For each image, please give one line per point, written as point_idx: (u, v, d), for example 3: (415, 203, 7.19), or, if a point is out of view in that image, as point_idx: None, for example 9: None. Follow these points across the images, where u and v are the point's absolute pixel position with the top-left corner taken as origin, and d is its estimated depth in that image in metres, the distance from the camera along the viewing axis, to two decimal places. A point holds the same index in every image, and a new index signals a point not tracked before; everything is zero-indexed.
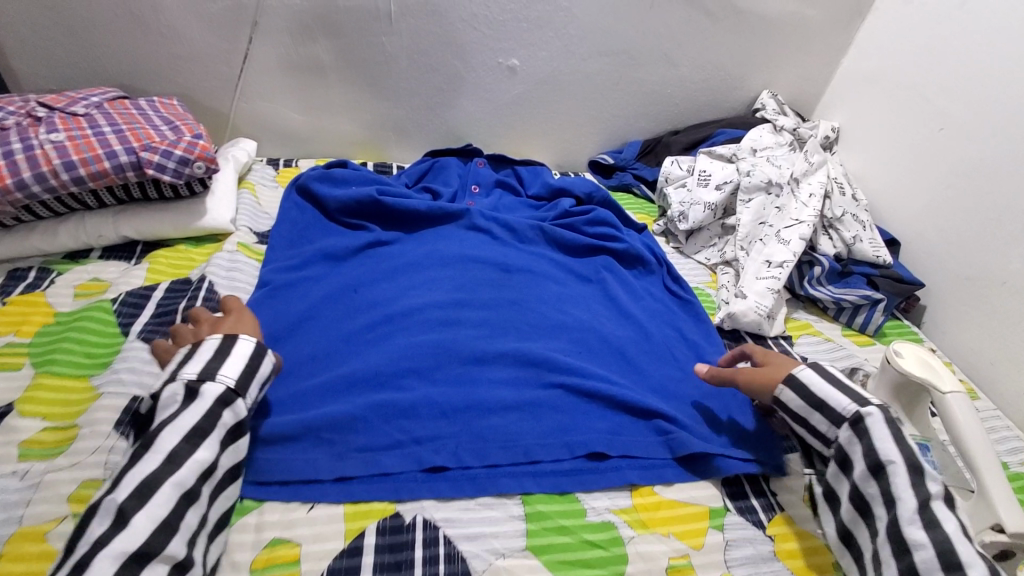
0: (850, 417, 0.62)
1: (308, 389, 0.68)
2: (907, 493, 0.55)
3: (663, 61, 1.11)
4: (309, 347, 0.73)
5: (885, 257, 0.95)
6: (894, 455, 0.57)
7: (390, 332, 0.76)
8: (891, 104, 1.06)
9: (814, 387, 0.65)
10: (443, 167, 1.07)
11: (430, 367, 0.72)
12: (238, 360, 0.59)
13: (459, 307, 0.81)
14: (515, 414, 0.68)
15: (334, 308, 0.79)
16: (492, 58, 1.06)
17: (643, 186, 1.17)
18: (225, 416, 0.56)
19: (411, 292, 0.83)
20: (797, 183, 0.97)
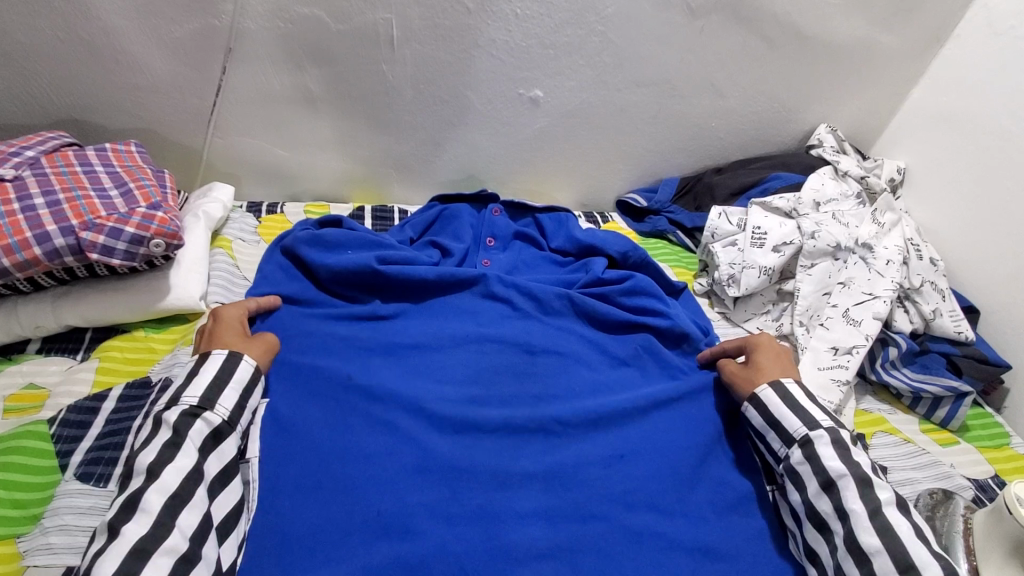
0: (800, 438, 0.62)
1: (297, 541, 0.56)
2: (858, 505, 0.56)
3: (709, 92, 0.96)
4: (296, 472, 0.60)
5: (969, 334, 0.81)
6: (839, 468, 0.59)
7: (395, 446, 0.63)
8: (974, 148, 0.91)
9: (772, 407, 0.66)
10: (454, 216, 0.92)
11: (444, 501, 0.60)
12: (204, 376, 0.60)
13: (476, 407, 0.68)
14: (550, 565, 0.57)
15: (326, 413, 0.66)
16: (512, 89, 0.91)
17: (680, 234, 1.03)
18: (198, 425, 0.56)
19: (421, 390, 0.69)
20: (868, 248, 0.83)
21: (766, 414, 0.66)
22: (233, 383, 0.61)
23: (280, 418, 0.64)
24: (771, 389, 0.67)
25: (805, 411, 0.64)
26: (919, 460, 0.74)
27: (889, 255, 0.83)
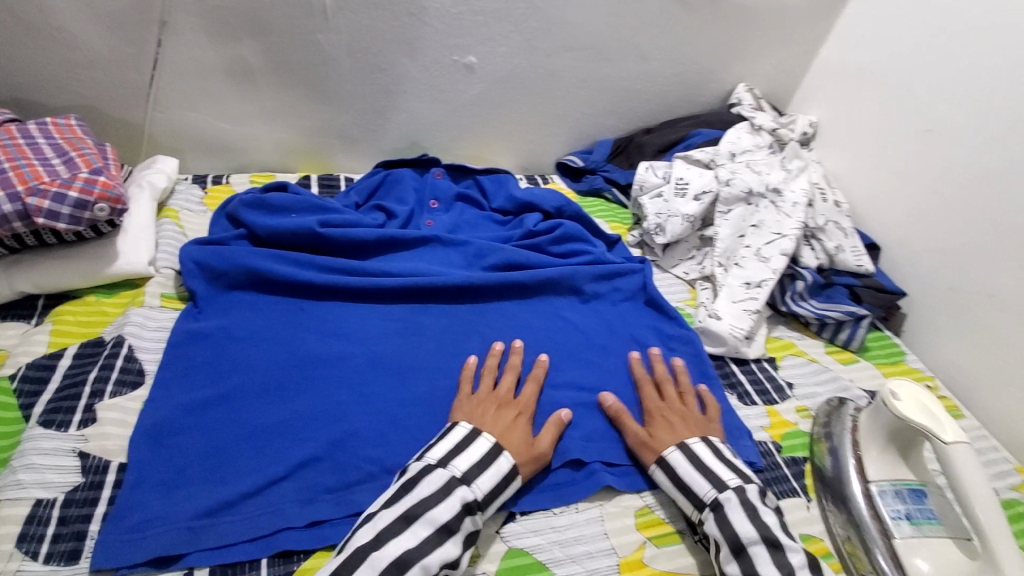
0: (711, 502, 0.59)
1: (260, 429, 0.62)
2: (772, 572, 0.54)
3: (633, 55, 1.02)
4: (258, 377, 0.66)
5: (868, 266, 0.90)
6: (751, 533, 0.56)
7: (344, 352, 0.70)
8: (872, 100, 1.00)
9: (681, 470, 0.62)
10: (398, 181, 0.96)
11: (394, 388, 0.68)
12: (492, 473, 0.58)
13: (417, 314, 0.78)
14: None
15: (280, 326, 0.72)
16: (447, 56, 0.95)
17: (615, 191, 1.09)
18: (468, 521, 0.55)
19: (364, 308, 0.77)
20: (778, 193, 0.91)
21: (676, 479, 0.62)
22: (495, 471, 0.59)
23: (236, 339, 0.69)
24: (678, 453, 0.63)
25: (712, 469, 0.61)
26: (821, 376, 0.83)
27: (795, 198, 0.91)
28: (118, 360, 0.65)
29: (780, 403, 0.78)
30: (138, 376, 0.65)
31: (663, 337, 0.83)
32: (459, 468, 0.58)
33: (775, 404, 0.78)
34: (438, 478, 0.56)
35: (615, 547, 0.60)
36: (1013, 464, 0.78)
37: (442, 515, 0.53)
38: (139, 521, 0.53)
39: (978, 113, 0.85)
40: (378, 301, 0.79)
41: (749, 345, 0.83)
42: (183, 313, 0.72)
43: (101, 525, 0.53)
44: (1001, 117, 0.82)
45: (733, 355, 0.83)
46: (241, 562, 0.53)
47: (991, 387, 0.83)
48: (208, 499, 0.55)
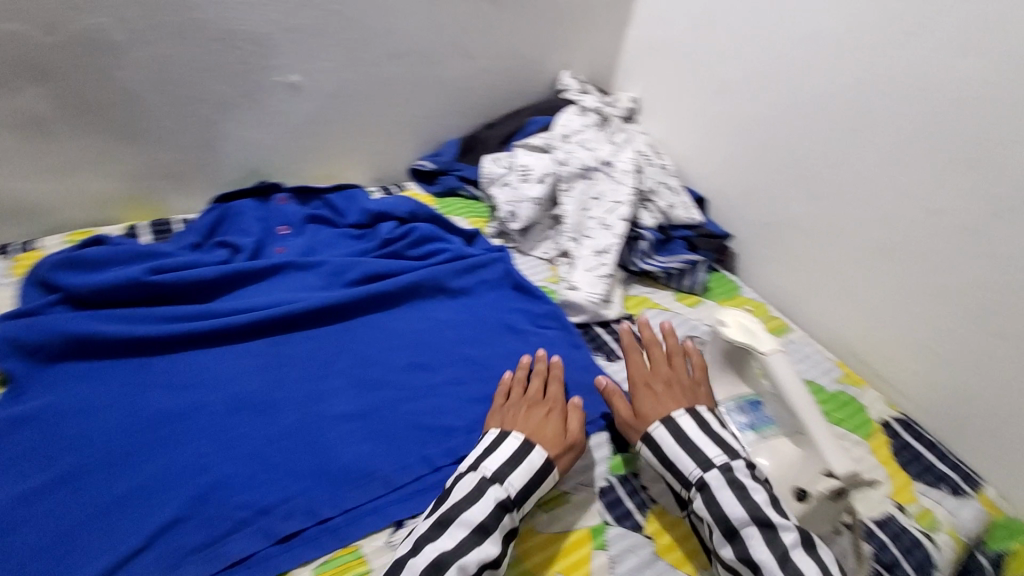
0: (696, 481, 0.61)
1: (108, 504, 0.57)
2: (766, 551, 0.55)
3: (459, 55, 1.06)
4: (102, 449, 0.60)
5: (697, 217, 1.01)
6: (743, 514, 0.57)
7: (199, 403, 0.66)
8: (674, 71, 1.13)
9: (665, 446, 0.63)
10: (239, 213, 0.92)
11: (261, 426, 0.66)
12: (525, 470, 0.59)
13: (279, 345, 0.76)
14: (369, 443, 0.66)
15: (121, 390, 0.66)
16: (268, 78, 0.92)
17: (469, 187, 1.12)
18: (505, 520, 0.56)
19: (220, 352, 0.73)
20: (609, 166, 1.00)
21: (660, 456, 0.64)
22: (525, 466, 0.60)
23: (68, 414, 0.63)
24: (662, 429, 0.64)
25: (698, 445, 0.62)
26: (674, 321, 0.92)
27: (625, 167, 1.00)
28: None
29: None
30: None
31: (531, 317, 0.87)
32: (490, 468, 0.59)
33: None
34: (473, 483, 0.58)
35: None
36: (833, 360, 0.92)
37: (480, 515, 0.55)
38: None
39: (755, 69, 0.98)
40: (233, 342, 0.75)
41: (610, 306, 0.90)
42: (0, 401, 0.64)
43: None
44: (772, 70, 0.96)
45: (596, 319, 0.89)
46: None
47: (808, 300, 0.97)
48: None
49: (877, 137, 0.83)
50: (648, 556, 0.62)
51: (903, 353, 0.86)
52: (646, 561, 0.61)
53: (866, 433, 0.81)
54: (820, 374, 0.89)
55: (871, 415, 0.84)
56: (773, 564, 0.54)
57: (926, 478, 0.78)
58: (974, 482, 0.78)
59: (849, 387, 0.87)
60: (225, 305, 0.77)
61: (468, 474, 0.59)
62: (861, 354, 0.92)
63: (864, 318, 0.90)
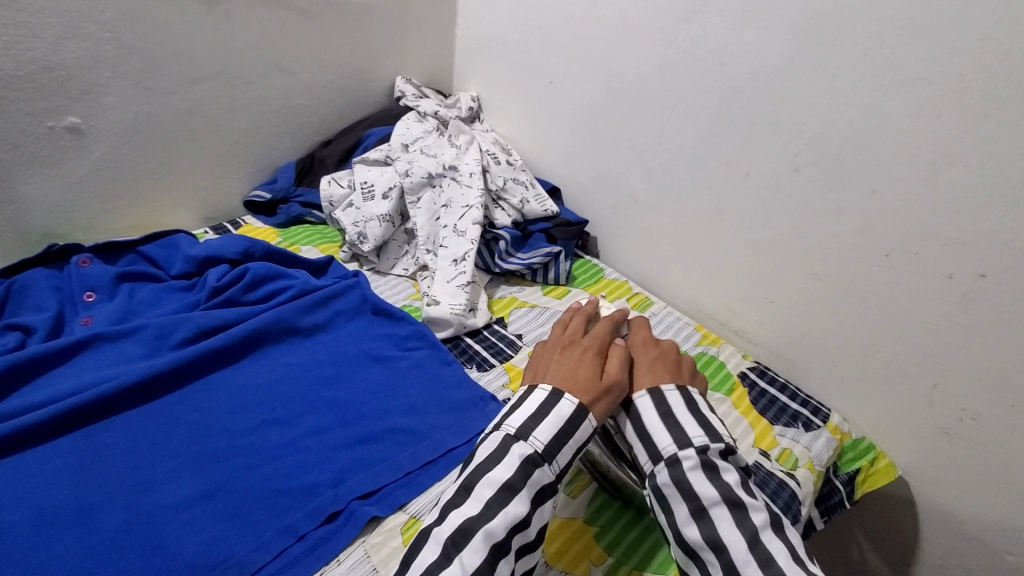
0: (669, 456, 0.56)
1: None
2: (735, 532, 0.52)
3: (274, 73, 0.97)
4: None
5: (551, 208, 1.01)
6: (713, 493, 0.53)
7: None
8: (506, 66, 1.12)
9: (646, 417, 0.59)
10: (26, 288, 0.77)
11: (76, 541, 0.55)
12: (552, 424, 0.56)
13: (94, 436, 0.64)
14: (218, 526, 0.58)
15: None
16: (35, 124, 0.78)
17: (315, 212, 1.04)
18: (537, 474, 0.54)
19: (12, 463, 0.61)
20: (455, 169, 0.97)
21: (639, 425, 0.59)
22: (555, 418, 0.57)
23: None
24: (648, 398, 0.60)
25: (677, 421, 0.58)
26: (543, 316, 0.92)
27: (470, 169, 0.97)
28: None
29: (514, 357, 0.84)
30: None
31: (396, 341, 0.82)
32: (513, 425, 0.57)
33: (510, 360, 0.84)
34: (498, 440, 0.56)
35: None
36: (692, 324, 0.97)
37: (501, 475, 0.53)
38: None
39: (577, 58, 1.00)
40: (29, 446, 0.62)
41: (476, 314, 0.88)
42: None
43: None
44: (591, 57, 0.98)
45: (463, 330, 0.86)
46: None
47: (664, 272, 1.02)
48: None
49: (691, 111, 0.88)
50: (541, 568, 0.60)
51: (748, 307, 0.92)
52: (539, 574, 0.60)
53: (727, 389, 0.86)
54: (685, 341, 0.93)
55: (730, 370, 0.89)
56: (739, 545, 0.51)
57: (784, 419, 0.84)
58: (822, 413, 0.86)
59: (708, 347, 0.92)
60: (14, 404, 0.64)
61: (498, 429, 0.58)
62: (716, 314, 0.97)
63: (711, 280, 0.95)
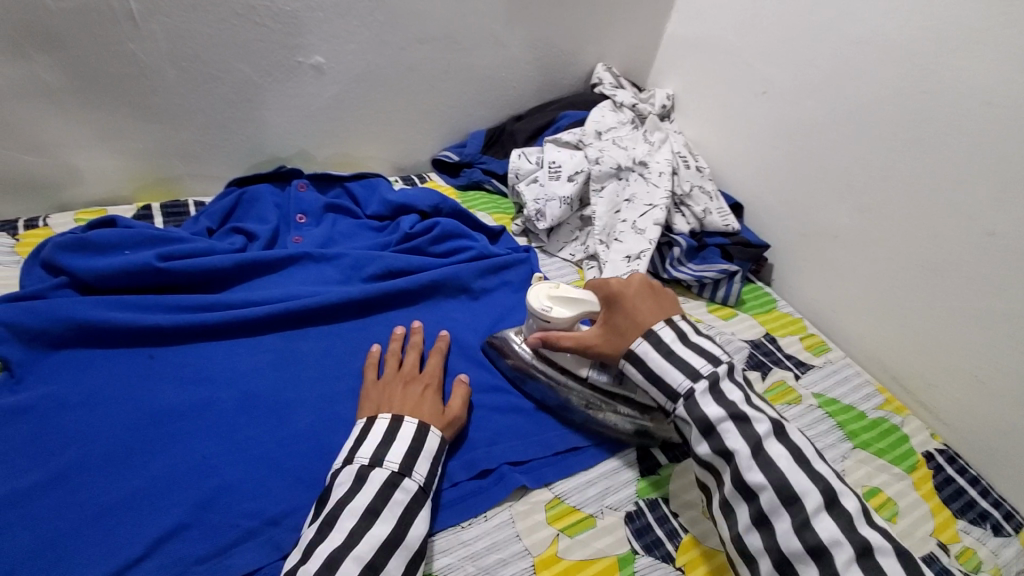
0: (684, 392, 0.59)
1: (109, 506, 0.53)
2: (740, 441, 0.55)
3: (490, 42, 1.01)
4: (102, 447, 0.57)
5: (734, 225, 0.95)
6: (719, 412, 0.57)
7: (207, 401, 0.63)
8: (715, 69, 1.07)
9: (650, 361, 0.61)
10: (254, 199, 0.87)
11: (271, 428, 0.62)
12: (403, 441, 0.57)
13: (292, 341, 0.72)
14: None
15: (122, 382, 0.63)
16: (289, 58, 0.88)
17: (495, 181, 1.08)
18: (396, 496, 0.53)
19: (230, 347, 0.69)
20: (644, 166, 0.95)
21: (645, 372, 0.62)
22: (400, 439, 0.57)
23: (69, 407, 0.59)
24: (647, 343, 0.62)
25: (680, 356, 0.60)
26: (706, 334, 0.87)
27: (660, 168, 0.95)
28: None
29: None
30: None
31: None
32: (366, 455, 0.55)
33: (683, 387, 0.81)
34: (351, 476, 0.54)
35: (527, 546, 0.58)
36: (874, 385, 0.87)
37: (364, 501, 0.51)
38: None
39: (803, 72, 0.92)
40: (243, 336, 0.71)
41: None
42: None
43: None
44: (823, 71, 0.90)
45: None
46: None
47: (847, 319, 0.93)
48: None
49: (937, 150, 0.77)
50: None
51: (947, 381, 0.81)
52: None
53: (909, 466, 0.76)
54: (862, 399, 0.84)
55: (914, 446, 0.79)
56: (746, 451, 0.55)
57: (970, 515, 0.73)
58: (1014, 520, 0.74)
59: (891, 415, 0.83)
60: (239, 296, 0.72)
61: (349, 463, 0.55)
62: (901, 378, 0.87)
63: (907, 340, 0.85)
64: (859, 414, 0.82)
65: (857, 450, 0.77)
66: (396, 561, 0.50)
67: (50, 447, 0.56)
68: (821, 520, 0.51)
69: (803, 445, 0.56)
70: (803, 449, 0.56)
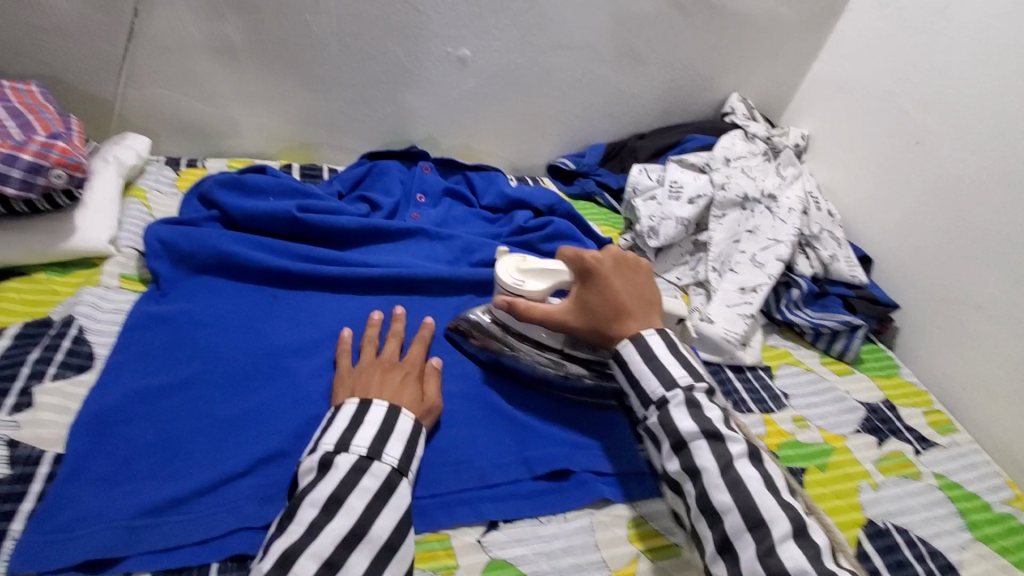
0: (657, 400, 0.57)
1: (223, 420, 0.56)
2: (710, 462, 0.53)
3: (630, 57, 1.01)
4: (223, 366, 0.60)
5: (862, 278, 0.88)
6: (692, 427, 0.54)
7: (318, 344, 0.65)
8: (862, 113, 1.01)
9: (633, 365, 0.59)
10: (383, 173, 0.92)
11: None
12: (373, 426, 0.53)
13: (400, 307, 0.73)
14: (468, 429, 0.61)
15: (249, 313, 0.67)
16: (440, 47, 0.92)
17: (607, 195, 1.07)
18: (364, 482, 0.49)
19: (344, 300, 0.72)
20: (773, 200, 0.90)
21: (626, 373, 0.59)
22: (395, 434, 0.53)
23: (198, 324, 0.64)
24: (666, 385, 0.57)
25: (660, 364, 0.58)
26: (818, 386, 0.81)
27: (790, 205, 0.90)
28: (65, 341, 0.58)
29: (777, 412, 0.75)
30: (86, 360, 0.58)
31: None
32: (331, 441, 0.51)
33: (771, 414, 0.75)
34: (315, 463, 0.50)
35: (606, 559, 0.55)
36: (1003, 478, 0.77)
37: (327, 489, 0.48)
38: (69, 519, 0.46)
39: (970, 125, 0.85)
40: (359, 291, 0.73)
41: (744, 350, 0.80)
42: (144, 297, 0.65)
43: (25, 525, 0.46)
44: (993, 126, 0.83)
45: (729, 361, 0.79)
46: (190, 567, 0.47)
47: (981, 399, 0.83)
48: (153, 494, 0.49)
49: None
50: None
51: None
52: None
53: None
54: (988, 490, 0.74)
55: None
56: (714, 471, 0.52)
57: None
58: None
59: (1020, 512, 0.72)
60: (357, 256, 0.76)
61: (314, 451, 0.51)
62: None
63: None
64: (984, 506, 0.72)
65: (979, 543, 0.67)
66: (358, 558, 0.46)
67: (182, 355, 0.60)
68: (787, 547, 0.48)
69: (774, 475, 0.54)
70: (772, 480, 0.53)
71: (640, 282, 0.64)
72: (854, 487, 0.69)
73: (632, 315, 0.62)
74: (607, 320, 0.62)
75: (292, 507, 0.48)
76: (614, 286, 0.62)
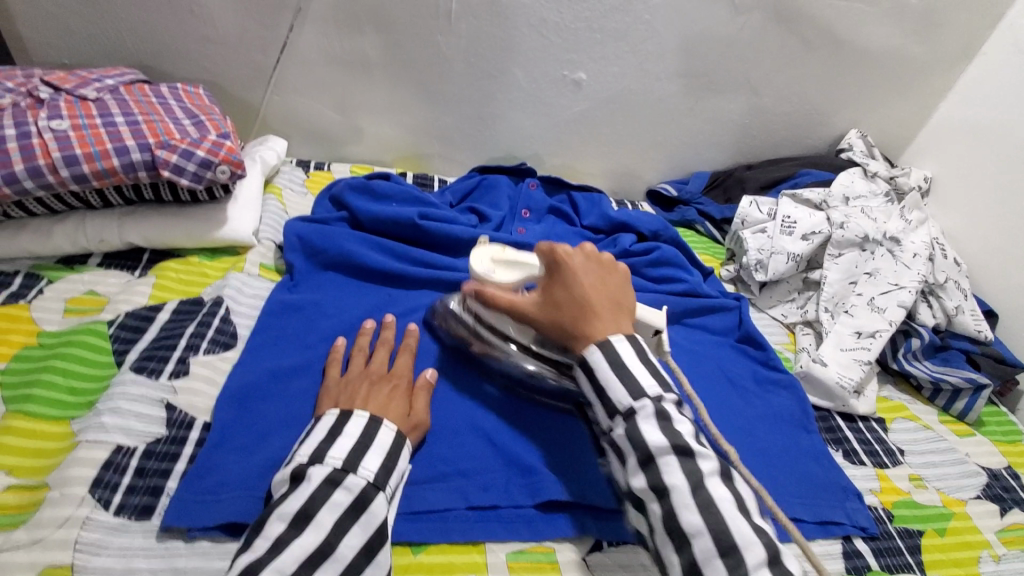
0: (625, 411, 0.49)
1: None
2: (681, 480, 0.45)
3: (744, 88, 1.00)
4: None
5: (989, 334, 0.82)
6: (661, 441, 0.46)
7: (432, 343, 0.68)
8: (997, 159, 0.94)
9: (600, 374, 0.50)
10: (493, 186, 0.95)
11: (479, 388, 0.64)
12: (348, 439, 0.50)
13: None
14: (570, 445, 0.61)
15: (368, 309, 0.70)
16: (557, 70, 0.95)
17: (708, 224, 1.05)
18: (336, 496, 0.46)
19: None
20: (896, 243, 0.86)
21: (593, 383, 0.51)
22: (376, 446, 0.51)
23: (322, 315, 0.68)
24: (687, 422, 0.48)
25: (632, 372, 0.50)
26: (937, 444, 0.75)
27: (915, 249, 0.85)
28: (215, 319, 0.64)
29: (892, 469, 0.70)
30: (229, 339, 0.63)
31: (761, 379, 0.76)
32: (304, 453, 0.49)
33: (886, 469, 0.70)
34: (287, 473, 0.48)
35: None
36: None
37: (296, 504, 0.45)
38: (215, 482, 0.50)
39: None
40: None
41: (858, 398, 0.77)
42: (279, 285, 0.71)
43: (178, 483, 0.50)
44: None
45: (841, 409, 0.75)
46: None
47: None
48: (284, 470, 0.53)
49: None
50: None
51: None
52: None
53: None
54: None
55: None
56: (684, 490, 0.45)
57: None
58: None
59: None
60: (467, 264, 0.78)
61: (287, 463, 0.49)
62: None
63: None
64: None
65: None
66: None
67: (307, 342, 0.65)
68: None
69: (744, 495, 0.47)
70: (741, 501, 0.46)
71: (607, 280, 0.56)
72: (974, 556, 0.63)
73: (596, 315, 0.53)
74: (572, 320, 0.54)
75: (261, 520, 0.46)
76: (581, 283, 0.55)
